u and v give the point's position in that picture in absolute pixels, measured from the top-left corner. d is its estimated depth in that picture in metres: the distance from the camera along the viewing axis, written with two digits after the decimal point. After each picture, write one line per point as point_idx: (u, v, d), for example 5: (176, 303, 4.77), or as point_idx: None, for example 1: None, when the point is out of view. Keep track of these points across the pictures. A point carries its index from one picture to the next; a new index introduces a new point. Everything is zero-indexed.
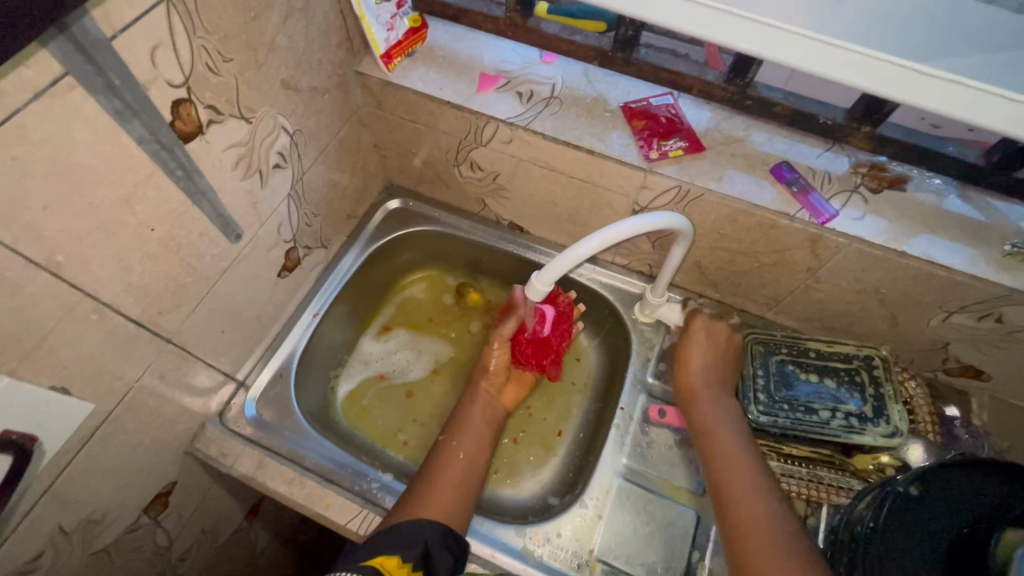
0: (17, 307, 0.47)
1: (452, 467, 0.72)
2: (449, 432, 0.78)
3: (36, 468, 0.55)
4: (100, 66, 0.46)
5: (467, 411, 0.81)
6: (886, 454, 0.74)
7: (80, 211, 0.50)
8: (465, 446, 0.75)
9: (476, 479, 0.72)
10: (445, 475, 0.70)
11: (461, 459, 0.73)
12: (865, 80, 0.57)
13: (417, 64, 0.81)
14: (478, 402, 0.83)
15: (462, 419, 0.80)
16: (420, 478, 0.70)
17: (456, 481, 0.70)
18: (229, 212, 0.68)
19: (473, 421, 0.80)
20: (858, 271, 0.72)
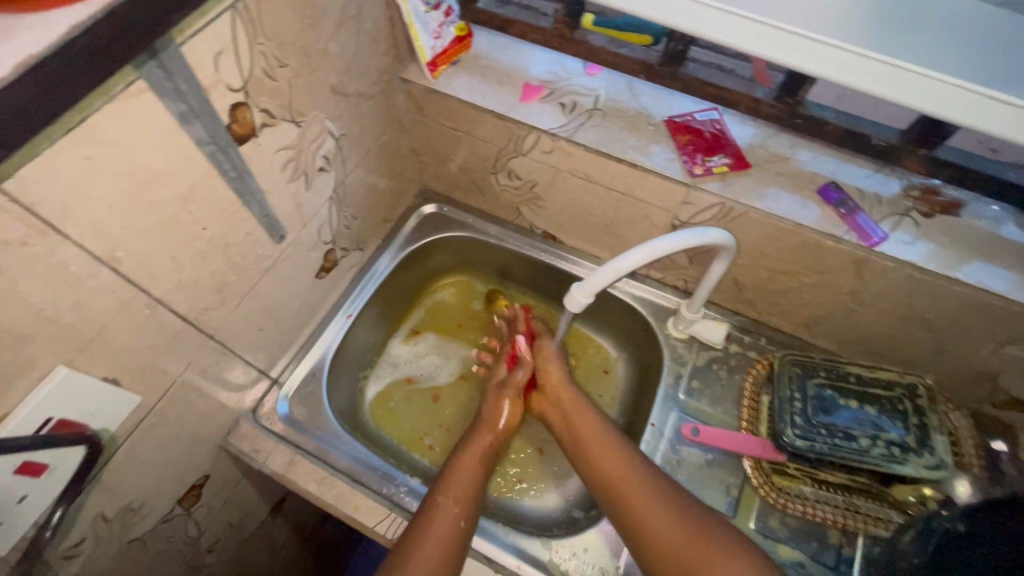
0: (79, 300, 0.49)
1: (444, 523, 0.66)
2: (441, 482, 0.72)
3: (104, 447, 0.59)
4: (169, 70, 0.48)
5: (461, 457, 0.77)
6: (928, 486, 0.70)
7: (141, 209, 0.51)
8: (459, 498, 0.70)
9: (467, 534, 0.67)
10: (433, 532, 0.65)
11: (454, 515, 0.67)
12: (936, 106, 0.54)
13: (460, 72, 0.82)
14: (478, 449, 0.78)
15: (457, 468, 0.75)
16: (408, 538, 0.65)
17: (447, 540, 0.64)
18: (276, 213, 0.69)
19: (466, 467, 0.75)
20: (906, 296, 0.71)
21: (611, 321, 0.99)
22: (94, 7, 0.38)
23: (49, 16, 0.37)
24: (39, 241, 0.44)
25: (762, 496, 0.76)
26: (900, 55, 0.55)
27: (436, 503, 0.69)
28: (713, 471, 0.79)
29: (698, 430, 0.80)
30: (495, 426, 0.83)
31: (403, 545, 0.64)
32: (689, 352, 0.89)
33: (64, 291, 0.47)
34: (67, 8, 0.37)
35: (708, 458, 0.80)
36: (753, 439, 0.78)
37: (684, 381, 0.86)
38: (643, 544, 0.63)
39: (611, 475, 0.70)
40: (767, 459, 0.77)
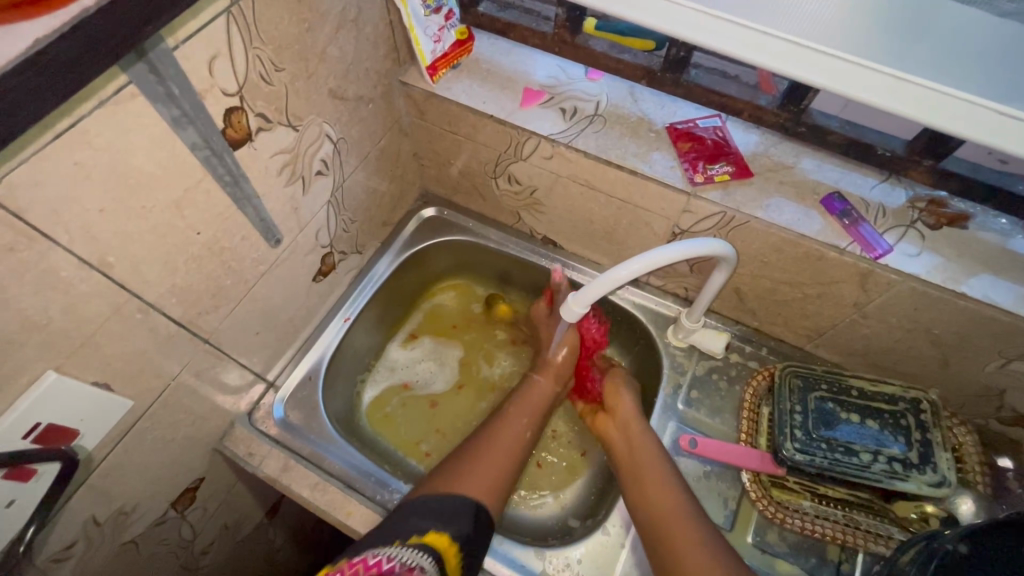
0: (70, 306, 0.49)
1: (507, 435, 0.78)
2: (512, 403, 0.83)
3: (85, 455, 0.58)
4: (162, 76, 0.47)
5: (533, 382, 0.87)
6: (930, 504, 0.69)
7: (133, 214, 0.51)
8: (528, 420, 0.81)
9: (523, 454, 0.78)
10: (497, 444, 0.76)
11: (518, 436, 0.78)
12: (939, 119, 0.53)
13: (461, 76, 0.81)
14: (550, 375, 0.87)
15: (527, 393, 0.85)
16: (473, 444, 0.76)
17: (504, 453, 0.75)
18: (272, 217, 0.69)
19: (536, 393, 0.85)
20: (910, 310, 0.69)
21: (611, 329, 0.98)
22: (62, 20, 0.36)
23: (13, 29, 0.35)
24: (27, 246, 0.43)
25: (759, 510, 0.74)
26: (907, 62, 0.54)
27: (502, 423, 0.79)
28: (711, 484, 0.78)
29: (696, 441, 0.79)
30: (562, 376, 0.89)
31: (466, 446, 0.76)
32: (689, 361, 0.88)
33: (53, 297, 0.47)
34: (31, 21, 0.36)
35: (706, 469, 0.79)
36: (752, 452, 0.77)
37: (683, 390, 0.85)
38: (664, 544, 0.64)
39: (648, 487, 0.70)
40: (767, 473, 0.75)
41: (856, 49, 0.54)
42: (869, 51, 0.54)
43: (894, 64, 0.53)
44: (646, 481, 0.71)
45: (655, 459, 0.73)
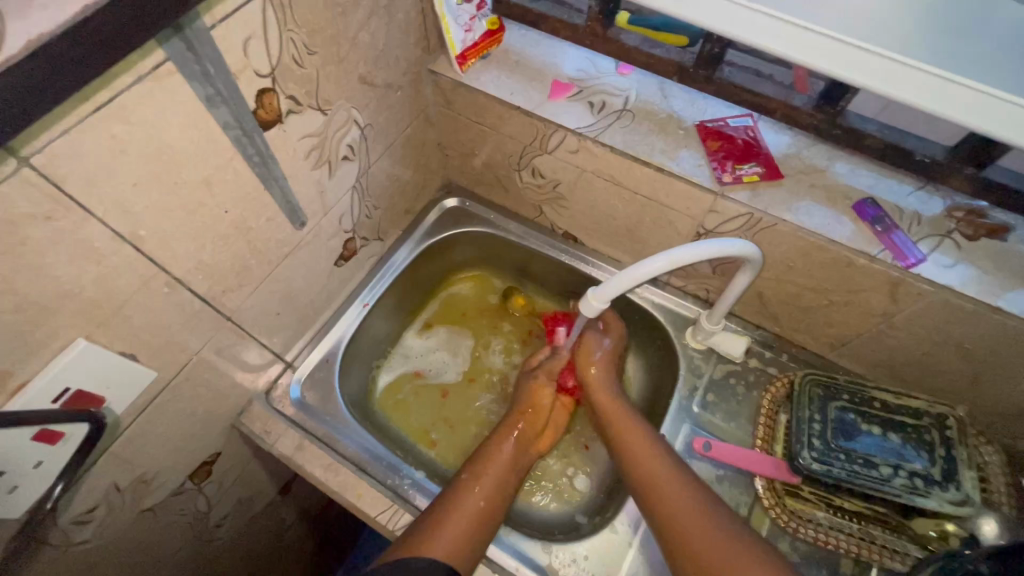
0: (102, 277, 0.50)
1: (466, 511, 0.69)
2: (472, 469, 0.76)
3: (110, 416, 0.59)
4: (199, 55, 0.48)
5: (497, 447, 0.79)
6: (951, 523, 0.68)
7: (165, 190, 0.52)
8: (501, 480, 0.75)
9: (487, 532, 0.69)
10: (457, 518, 0.67)
11: (478, 508, 0.70)
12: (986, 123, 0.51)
13: (489, 67, 0.81)
14: (512, 441, 0.81)
15: (489, 462, 0.77)
16: (432, 512, 0.69)
17: (470, 523, 0.68)
18: (298, 200, 0.70)
19: (500, 459, 0.77)
20: (941, 323, 0.67)
21: (629, 327, 0.97)
22: None
23: None
24: (64, 216, 0.44)
25: (772, 517, 0.73)
26: (951, 63, 0.52)
27: (465, 494, 0.71)
28: (723, 488, 0.77)
29: (710, 445, 0.78)
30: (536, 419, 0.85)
31: (424, 523, 0.67)
32: (707, 363, 0.86)
33: (87, 267, 0.48)
34: None
35: (719, 474, 0.78)
36: (767, 458, 0.76)
37: (700, 393, 0.84)
38: (662, 525, 0.65)
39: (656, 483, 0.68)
40: (780, 481, 0.74)
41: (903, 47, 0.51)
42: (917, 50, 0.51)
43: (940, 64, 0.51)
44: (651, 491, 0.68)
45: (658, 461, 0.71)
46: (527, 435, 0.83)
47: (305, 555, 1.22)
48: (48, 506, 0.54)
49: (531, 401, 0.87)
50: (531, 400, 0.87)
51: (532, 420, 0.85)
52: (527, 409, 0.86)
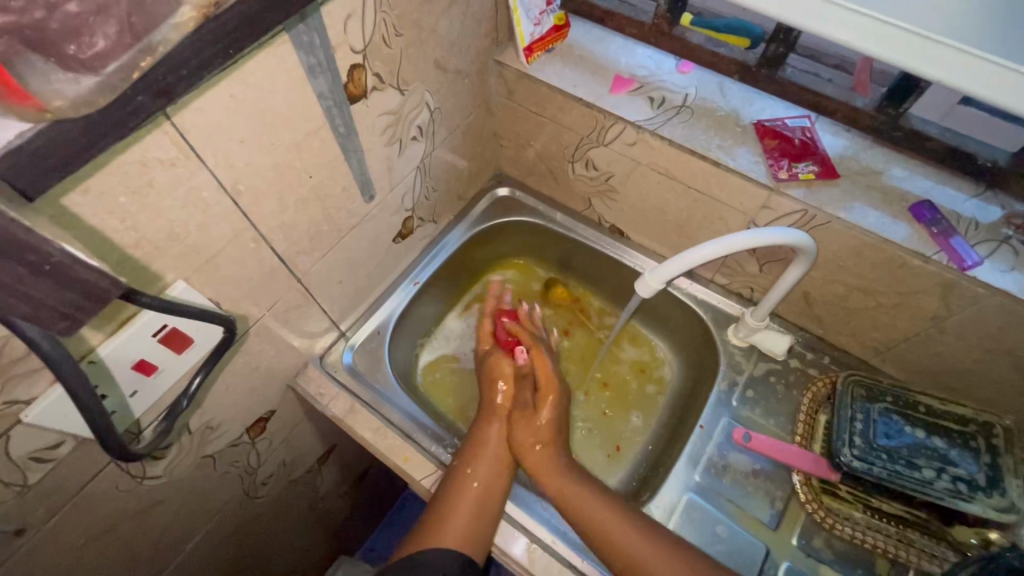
0: (204, 224, 0.55)
1: (467, 497, 0.72)
2: (463, 457, 0.77)
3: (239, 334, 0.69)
4: (309, 26, 0.53)
5: (482, 431, 0.81)
6: (994, 530, 0.67)
7: (266, 149, 0.57)
8: (496, 458, 0.78)
9: (494, 507, 0.72)
10: (461, 504, 0.71)
11: (475, 489, 0.73)
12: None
13: (554, 60, 0.85)
14: (496, 421, 0.83)
15: (479, 445, 0.79)
16: (434, 505, 0.72)
17: (473, 508, 0.71)
18: (370, 173, 0.74)
19: (488, 442, 0.79)
20: (994, 328, 0.67)
21: (668, 323, 0.99)
22: None
23: None
24: (184, 163, 0.49)
25: (808, 512, 0.74)
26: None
27: (461, 479, 0.74)
28: (759, 481, 0.78)
29: (750, 436, 0.80)
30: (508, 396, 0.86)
31: (434, 509, 0.72)
32: (747, 360, 0.88)
33: (195, 214, 0.53)
34: None
35: (756, 467, 0.79)
36: (806, 453, 0.77)
37: (739, 389, 0.85)
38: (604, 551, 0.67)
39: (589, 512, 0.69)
40: (818, 477, 0.75)
41: (985, 40, 0.52)
42: (1001, 44, 0.51)
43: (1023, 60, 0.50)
44: (584, 514, 0.70)
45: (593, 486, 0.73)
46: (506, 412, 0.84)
47: (335, 525, 1.26)
48: (185, 403, 0.60)
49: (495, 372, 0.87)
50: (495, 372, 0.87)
51: (507, 397, 0.85)
52: (497, 385, 0.86)
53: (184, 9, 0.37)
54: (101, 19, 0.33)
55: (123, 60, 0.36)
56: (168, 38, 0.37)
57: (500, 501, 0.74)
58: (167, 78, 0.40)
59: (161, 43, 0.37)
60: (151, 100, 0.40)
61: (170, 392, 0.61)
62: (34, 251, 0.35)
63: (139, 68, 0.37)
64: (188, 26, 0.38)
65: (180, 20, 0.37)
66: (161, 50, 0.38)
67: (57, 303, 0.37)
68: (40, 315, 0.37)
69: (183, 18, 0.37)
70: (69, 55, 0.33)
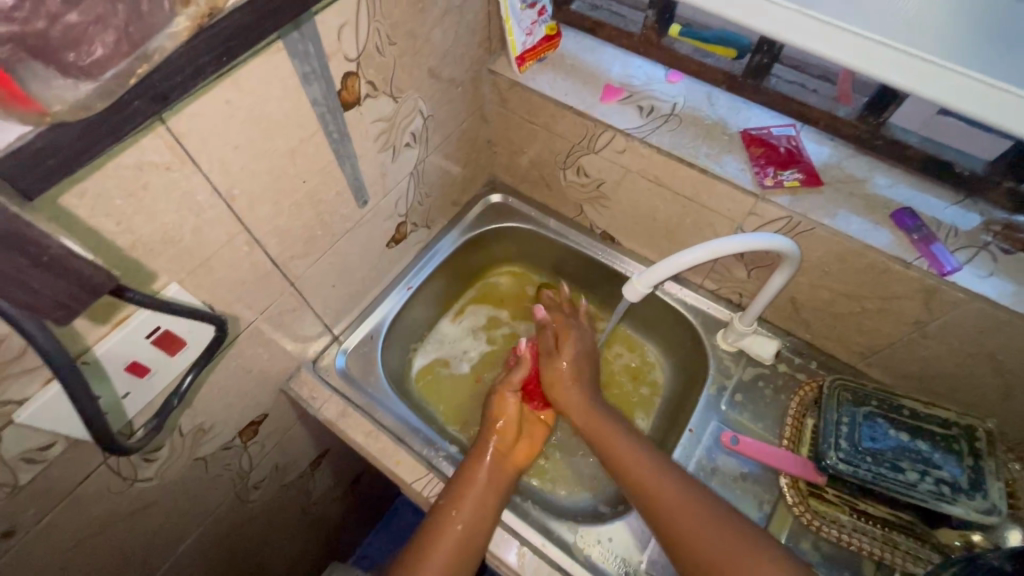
0: (198, 227, 0.56)
1: (447, 542, 0.69)
2: (450, 494, 0.74)
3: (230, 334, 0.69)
4: (303, 35, 0.54)
5: (472, 470, 0.76)
6: (977, 533, 0.68)
7: (259, 154, 0.58)
8: (488, 495, 0.74)
9: (476, 546, 0.70)
10: (439, 548, 0.69)
11: (457, 532, 0.70)
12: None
13: (546, 69, 0.87)
14: (488, 459, 0.78)
15: (465, 485, 0.74)
16: (418, 538, 0.71)
17: (453, 550, 0.69)
18: (364, 179, 0.76)
19: (477, 482, 0.74)
20: (975, 332, 0.69)
21: (659, 328, 1.01)
22: None
23: None
24: (180, 166, 0.50)
25: (795, 515, 0.75)
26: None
27: (446, 519, 0.71)
28: (747, 485, 0.79)
29: (738, 440, 0.81)
30: (506, 432, 0.83)
31: (416, 542, 0.71)
32: (736, 365, 0.89)
33: (188, 216, 0.54)
34: None
35: (745, 471, 0.80)
36: (793, 457, 0.78)
37: (728, 393, 0.86)
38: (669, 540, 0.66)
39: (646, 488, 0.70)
40: (805, 480, 0.76)
41: (950, 51, 0.54)
42: (966, 54, 0.53)
43: (986, 69, 0.53)
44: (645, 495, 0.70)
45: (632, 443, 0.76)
46: (501, 450, 0.80)
47: (327, 530, 1.26)
48: (176, 401, 0.59)
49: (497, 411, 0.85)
50: (497, 411, 0.86)
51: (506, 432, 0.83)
52: (499, 423, 0.84)
53: (178, 19, 0.39)
54: (99, 28, 0.35)
55: (120, 68, 0.37)
56: (163, 47, 0.39)
57: (484, 539, 0.71)
58: (162, 84, 0.41)
59: (157, 51, 0.39)
60: (146, 105, 0.41)
61: (161, 392, 0.62)
62: (35, 243, 0.36)
63: (136, 75, 0.39)
64: (183, 36, 0.40)
65: (176, 30, 0.39)
66: (157, 58, 0.39)
67: (56, 293, 0.38)
68: (37, 306, 0.38)
69: (178, 28, 0.39)
70: (68, 62, 0.35)
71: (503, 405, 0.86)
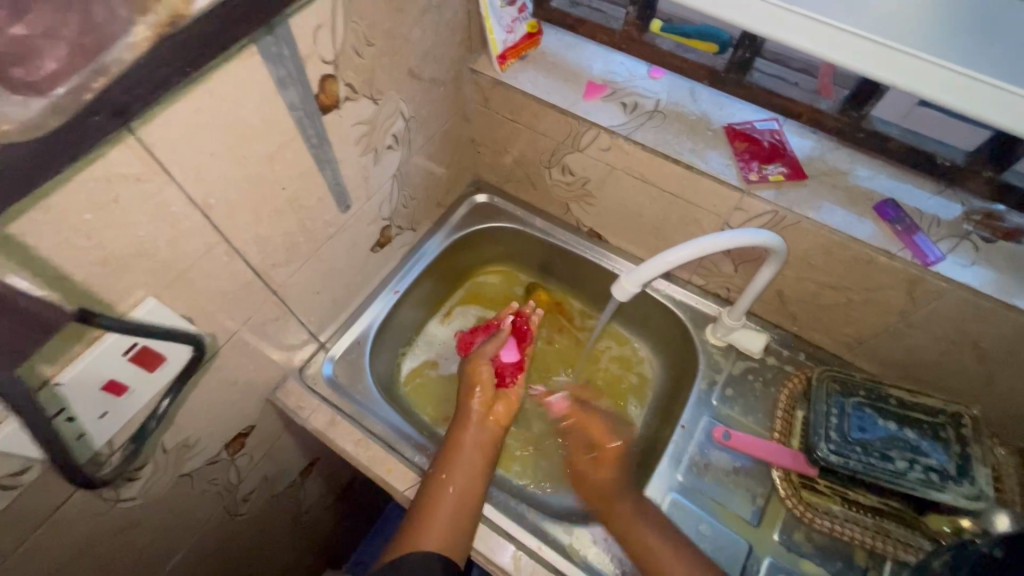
0: (174, 238, 0.54)
1: (443, 506, 0.69)
2: (440, 462, 0.75)
3: (214, 346, 0.67)
4: (277, 37, 0.52)
5: (458, 437, 0.78)
6: (965, 518, 0.69)
7: (236, 161, 0.56)
8: (476, 458, 0.76)
9: (471, 511, 0.70)
10: (433, 513, 0.68)
11: (451, 496, 0.70)
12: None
13: (527, 67, 0.86)
14: (472, 423, 0.80)
15: (453, 451, 0.76)
16: (416, 509, 0.70)
17: (451, 515, 0.69)
18: (346, 183, 0.74)
19: (464, 449, 0.76)
20: (959, 321, 0.69)
21: (647, 324, 1.01)
22: None
23: None
24: (152, 177, 0.48)
25: (788, 508, 0.75)
26: (1000, 67, 0.53)
27: (438, 485, 0.71)
28: (739, 479, 0.79)
29: (729, 435, 0.81)
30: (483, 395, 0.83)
31: (412, 515, 0.70)
32: (726, 359, 0.89)
33: (164, 228, 0.52)
34: None
35: (736, 465, 0.80)
36: (783, 450, 0.78)
37: (718, 387, 0.86)
38: None
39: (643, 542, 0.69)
40: (796, 472, 0.76)
41: (931, 44, 0.54)
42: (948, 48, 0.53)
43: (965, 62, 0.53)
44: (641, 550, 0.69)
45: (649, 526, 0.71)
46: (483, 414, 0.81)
47: (321, 537, 1.25)
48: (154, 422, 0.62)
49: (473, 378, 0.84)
50: (472, 378, 0.85)
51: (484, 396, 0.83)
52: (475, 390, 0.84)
53: (136, 29, 0.38)
54: (49, 41, 0.35)
55: (75, 82, 0.37)
56: (122, 58, 0.38)
57: (478, 505, 0.72)
58: (126, 96, 0.40)
59: (114, 63, 0.38)
60: (110, 117, 0.39)
61: (142, 412, 0.60)
62: None
63: (94, 89, 0.38)
64: (142, 46, 0.39)
65: (134, 40, 0.38)
66: (116, 71, 0.38)
67: None
68: None
69: (137, 38, 0.38)
70: (16, 78, 0.34)
71: (477, 372, 0.85)
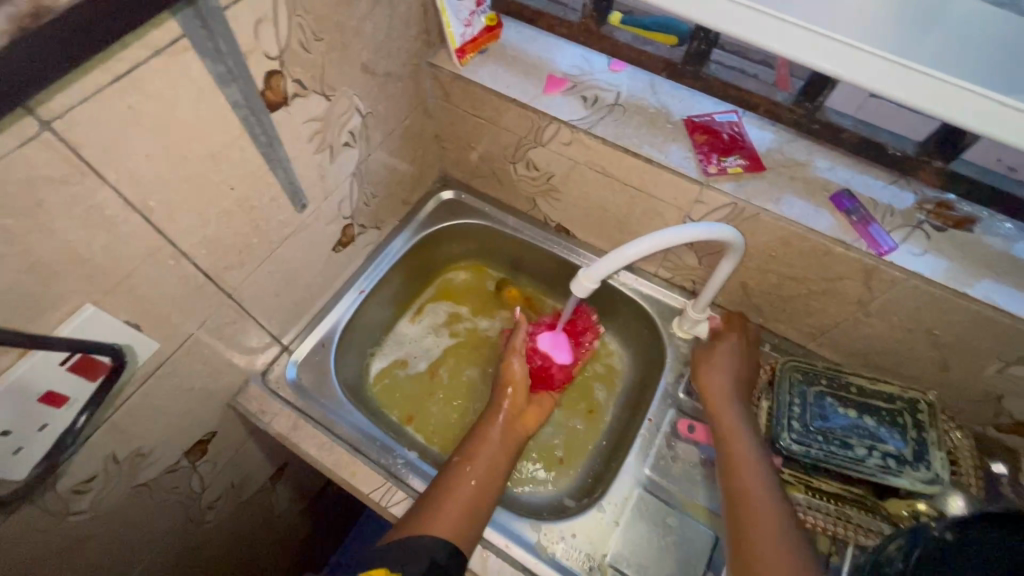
0: (110, 243, 0.52)
1: (460, 496, 0.66)
2: (463, 453, 0.73)
3: (164, 353, 0.65)
4: (212, 32, 0.50)
5: (484, 433, 0.76)
6: (922, 502, 0.69)
7: (175, 162, 0.54)
8: (500, 454, 0.74)
9: (486, 509, 0.67)
10: (450, 502, 0.65)
11: (471, 487, 0.68)
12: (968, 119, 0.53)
13: (488, 61, 0.85)
14: (500, 422, 0.78)
15: (478, 443, 0.74)
16: (428, 496, 0.67)
17: (466, 506, 0.66)
18: (300, 182, 0.72)
19: (490, 444, 0.74)
20: (913, 309, 0.71)
21: (616, 318, 1.01)
22: None
23: None
24: (80, 180, 0.46)
25: None
26: (937, 61, 0.54)
27: (458, 475, 0.69)
28: (706, 471, 0.79)
29: (694, 428, 0.82)
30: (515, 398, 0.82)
31: (422, 503, 0.66)
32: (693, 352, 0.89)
33: (97, 233, 0.50)
34: None
35: (702, 458, 0.80)
36: None
37: (685, 380, 0.87)
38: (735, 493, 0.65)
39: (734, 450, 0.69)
40: None
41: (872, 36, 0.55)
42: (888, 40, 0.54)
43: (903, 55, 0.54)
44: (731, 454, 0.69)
45: (732, 413, 0.74)
46: (512, 415, 0.80)
47: (295, 542, 1.23)
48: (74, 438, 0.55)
49: (507, 376, 0.84)
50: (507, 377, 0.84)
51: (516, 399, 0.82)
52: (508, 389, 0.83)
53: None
54: None
55: None
56: None
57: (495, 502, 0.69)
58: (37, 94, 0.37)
59: None
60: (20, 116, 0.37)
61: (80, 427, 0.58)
62: None
63: None
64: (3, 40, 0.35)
65: None
66: None
67: None
68: None
69: None
70: None
71: (509, 370, 0.85)
